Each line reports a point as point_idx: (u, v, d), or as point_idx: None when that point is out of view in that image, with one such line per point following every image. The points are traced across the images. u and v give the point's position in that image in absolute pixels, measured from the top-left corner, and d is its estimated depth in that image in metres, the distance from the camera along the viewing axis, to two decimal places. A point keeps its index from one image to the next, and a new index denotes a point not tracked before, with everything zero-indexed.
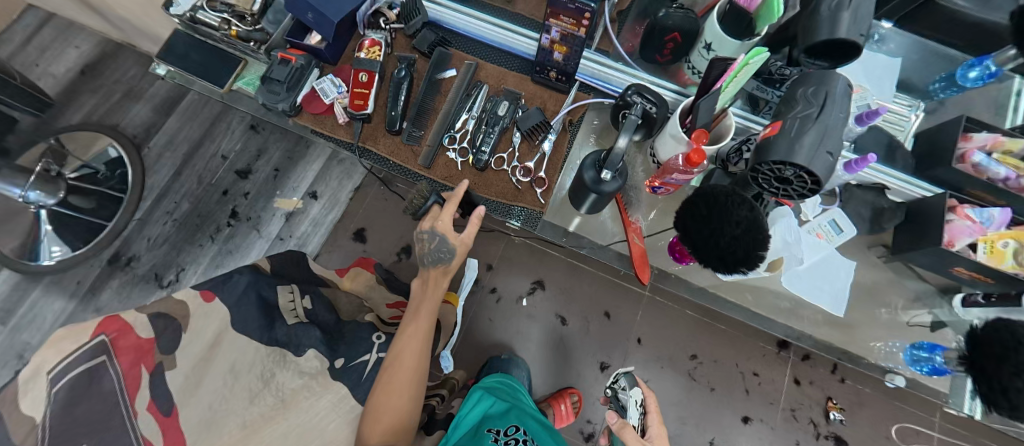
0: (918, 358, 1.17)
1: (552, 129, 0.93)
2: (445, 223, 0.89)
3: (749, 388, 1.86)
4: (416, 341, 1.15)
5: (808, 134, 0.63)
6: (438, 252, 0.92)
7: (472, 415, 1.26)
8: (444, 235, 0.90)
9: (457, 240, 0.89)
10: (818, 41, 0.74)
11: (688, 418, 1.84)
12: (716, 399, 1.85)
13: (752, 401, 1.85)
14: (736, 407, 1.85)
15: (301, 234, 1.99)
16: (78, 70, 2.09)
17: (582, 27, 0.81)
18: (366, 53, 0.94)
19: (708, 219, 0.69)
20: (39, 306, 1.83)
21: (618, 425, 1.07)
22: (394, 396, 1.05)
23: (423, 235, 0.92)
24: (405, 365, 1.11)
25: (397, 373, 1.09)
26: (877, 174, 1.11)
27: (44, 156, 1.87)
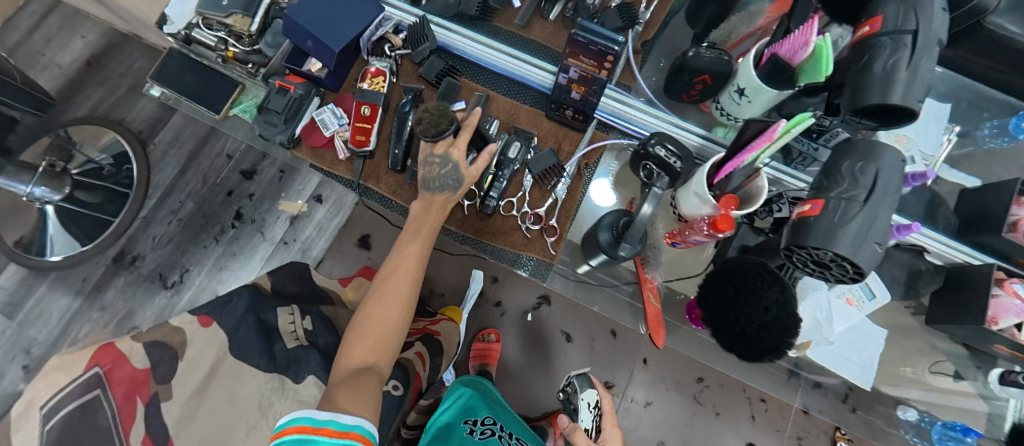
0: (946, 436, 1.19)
1: (566, 173, 0.86)
2: (461, 148, 0.82)
3: (755, 414, 1.81)
4: (406, 270, 1.08)
5: (853, 221, 0.57)
6: (446, 178, 0.82)
7: (441, 417, 1.26)
8: (456, 161, 0.81)
9: (470, 170, 0.80)
10: (867, 105, 0.65)
11: (691, 440, 1.81)
12: (720, 424, 1.81)
13: (757, 427, 1.80)
14: (740, 432, 1.80)
15: (305, 238, 1.94)
16: (83, 60, 2.00)
17: (603, 69, 0.77)
18: (369, 83, 0.87)
19: (735, 301, 0.63)
20: (45, 302, 1.84)
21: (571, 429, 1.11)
22: (380, 322, 1.00)
23: (432, 160, 0.83)
24: (394, 292, 1.04)
25: (385, 300, 1.03)
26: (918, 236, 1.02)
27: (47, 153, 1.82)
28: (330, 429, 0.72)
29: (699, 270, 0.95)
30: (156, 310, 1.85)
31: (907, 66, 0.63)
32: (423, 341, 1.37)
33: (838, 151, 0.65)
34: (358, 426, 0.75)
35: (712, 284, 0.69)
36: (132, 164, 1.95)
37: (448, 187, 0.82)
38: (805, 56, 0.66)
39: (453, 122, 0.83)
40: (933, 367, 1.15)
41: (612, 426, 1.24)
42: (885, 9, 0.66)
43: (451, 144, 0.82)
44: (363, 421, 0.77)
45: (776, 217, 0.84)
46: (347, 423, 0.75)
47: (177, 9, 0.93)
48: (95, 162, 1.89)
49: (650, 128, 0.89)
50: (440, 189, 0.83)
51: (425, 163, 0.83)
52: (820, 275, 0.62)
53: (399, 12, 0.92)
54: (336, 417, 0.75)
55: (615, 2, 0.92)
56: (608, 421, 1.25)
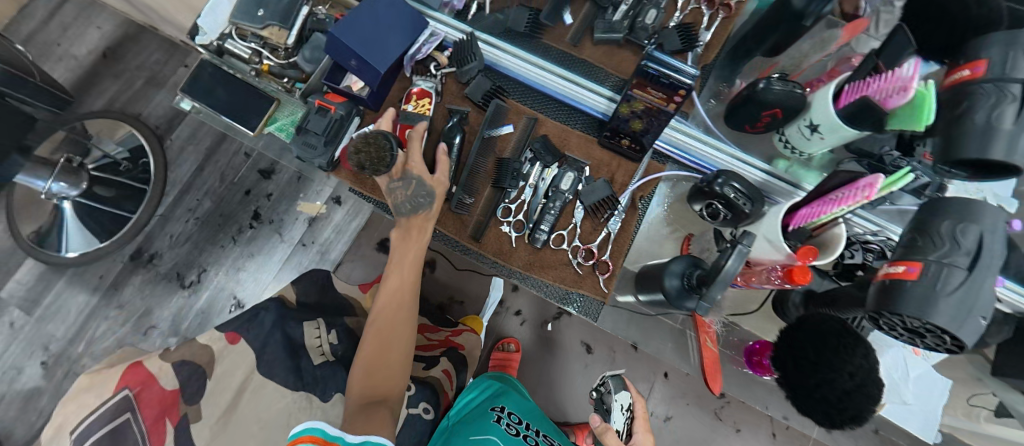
0: None
1: (620, 207, 0.82)
2: (419, 167, 0.81)
3: (777, 431, 1.67)
4: (402, 285, 0.97)
5: (957, 291, 0.53)
6: (417, 197, 0.81)
7: (466, 403, 1.22)
8: (418, 177, 0.80)
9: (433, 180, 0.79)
10: (963, 158, 0.60)
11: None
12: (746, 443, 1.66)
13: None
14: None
15: (324, 241, 1.72)
16: (100, 51, 1.77)
17: (672, 103, 0.69)
18: (414, 106, 0.84)
19: (816, 366, 0.59)
20: (63, 298, 1.60)
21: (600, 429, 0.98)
22: (384, 344, 0.90)
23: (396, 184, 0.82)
24: (392, 312, 0.94)
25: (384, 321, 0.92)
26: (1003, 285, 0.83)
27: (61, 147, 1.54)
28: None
29: (755, 307, 0.85)
30: (174, 312, 1.64)
31: (1014, 119, 0.56)
32: (448, 356, 1.28)
33: (927, 209, 0.61)
34: (367, 441, 0.70)
35: (785, 342, 0.65)
36: (150, 160, 1.69)
37: (420, 206, 0.81)
38: (903, 102, 0.61)
39: (393, 140, 0.80)
40: (970, 401, 0.93)
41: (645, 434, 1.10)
42: (989, 52, 0.59)
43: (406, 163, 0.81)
44: (375, 436, 0.71)
45: (843, 262, 0.77)
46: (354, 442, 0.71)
47: (209, 19, 0.88)
48: (111, 156, 1.62)
49: (710, 161, 0.85)
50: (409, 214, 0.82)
51: (390, 190, 0.83)
52: (910, 339, 0.58)
53: (445, 27, 0.87)
54: (344, 435, 0.71)
55: (673, 22, 0.88)
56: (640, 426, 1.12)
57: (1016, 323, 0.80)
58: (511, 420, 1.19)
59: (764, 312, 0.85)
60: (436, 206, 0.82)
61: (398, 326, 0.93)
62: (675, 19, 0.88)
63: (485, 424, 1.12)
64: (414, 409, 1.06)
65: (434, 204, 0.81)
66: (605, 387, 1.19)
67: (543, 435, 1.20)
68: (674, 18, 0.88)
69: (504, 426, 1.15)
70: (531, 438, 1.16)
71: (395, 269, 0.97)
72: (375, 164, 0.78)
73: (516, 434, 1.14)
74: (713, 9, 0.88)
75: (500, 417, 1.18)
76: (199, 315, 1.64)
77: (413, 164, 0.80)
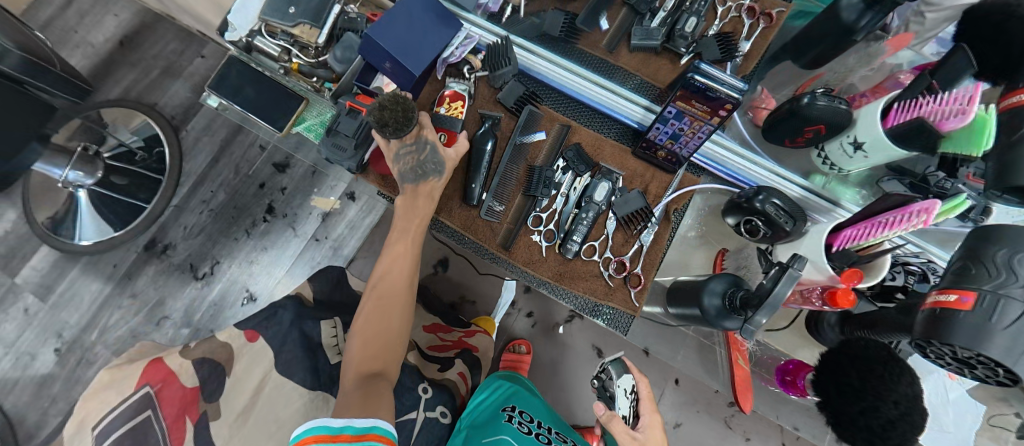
0: None
1: (653, 219, 0.81)
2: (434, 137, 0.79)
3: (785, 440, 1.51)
4: (401, 262, 0.87)
5: (1015, 323, 0.51)
6: (426, 163, 0.79)
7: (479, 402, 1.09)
8: (432, 143, 0.78)
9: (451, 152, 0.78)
10: (1019, 185, 0.58)
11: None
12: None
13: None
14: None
15: (337, 237, 1.62)
16: (116, 39, 1.67)
17: (717, 116, 0.68)
18: (446, 108, 0.82)
19: (860, 394, 0.58)
20: (76, 286, 1.51)
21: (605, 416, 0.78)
22: (383, 324, 0.82)
23: (406, 150, 0.78)
24: (391, 290, 0.85)
25: (382, 299, 0.84)
26: None
27: (76, 134, 1.49)
28: (347, 437, 0.60)
29: (786, 323, 0.86)
30: (187, 304, 1.55)
31: None
32: (463, 358, 1.24)
33: (977, 237, 0.59)
34: (375, 428, 0.62)
35: (826, 368, 0.64)
36: (165, 149, 1.60)
37: (430, 172, 0.79)
38: (960, 125, 0.60)
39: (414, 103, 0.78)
40: (990, 420, 0.87)
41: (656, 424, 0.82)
42: None
43: (419, 130, 0.79)
44: (381, 422, 0.64)
45: (882, 284, 0.75)
46: (361, 428, 0.63)
47: (240, 16, 0.87)
48: (127, 145, 1.55)
49: (748, 175, 0.83)
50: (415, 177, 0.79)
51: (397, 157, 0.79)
52: (958, 369, 0.57)
53: (479, 29, 0.86)
54: (350, 422, 0.63)
55: (712, 30, 0.85)
56: (648, 410, 0.84)
57: None
58: (524, 418, 1.07)
59: (795, 328, 0.85)
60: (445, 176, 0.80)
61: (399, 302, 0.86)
62: (714, 28, 0.86)
63: (495, 427, 1.00)
64: (431, 413, 1.03)
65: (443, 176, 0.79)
66: (607, 374, 0.88)
67: (557, 432, 1.09)
68: (714, 27, 0.86)
69: (518, 425, 1.03)
70: (547, 437, 1.04)
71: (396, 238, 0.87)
72: (399, 123, 0.74)
73: (528, 432, 1.02)
74: (753, 19, 0.85)
75: (512, 415, 1.06)
76: (212, 307, 1.55)
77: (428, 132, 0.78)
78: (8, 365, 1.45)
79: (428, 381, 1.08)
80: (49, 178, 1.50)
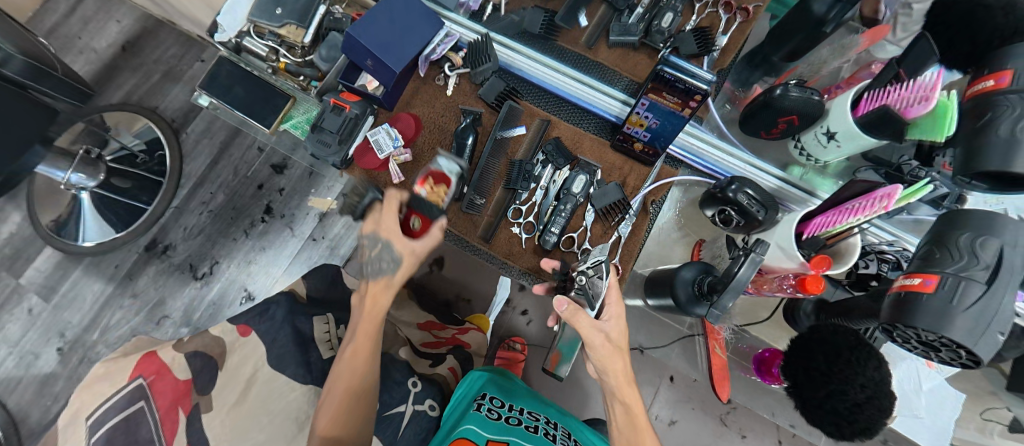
0: None
1: (631, 211, 0.82)
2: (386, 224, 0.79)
3: (782, 437, 1.25)
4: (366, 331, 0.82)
5: (972, 308, 0.52)
6: (381, 257, 0.80)
7: (457, 408, 1.00)
8: (388, 242, 0.79)
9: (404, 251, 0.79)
10: (986, 169, 0.59)
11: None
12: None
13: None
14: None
15: (334, 236, 1.60)
16: (119, 44, 1.69)
17: (688, 108, 0.69)
18: (428, 192, 0.79)
19: (826, 378, 0.59)
20: (79, 287, 1.54)
21: (569, 314, 0.69)
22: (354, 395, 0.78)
23: (368, 241, 0.80)
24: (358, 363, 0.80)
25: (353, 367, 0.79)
26: None
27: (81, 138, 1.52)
28: None
29: (767, 314, 0.86)
30: (186, 304, 1.56)
31: None
32: (455, 353, 1.17)
33: (944, 222, 0.60)
34: None
35: (796, 355, 0.65)
36: (165, 152, 1.61)
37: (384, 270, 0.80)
38: (924, 112, 0.61)
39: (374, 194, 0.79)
40: (983, 414, 0.91)
41: (621, 315, 0.74)
42: (1015, 62, 0.58)
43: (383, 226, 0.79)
44: None
45: (857, 272, 0.77)
46: None
47: (229, 17, 0.90)
48: (128, 148, 1.57)
49: (723, 167, 0.85)
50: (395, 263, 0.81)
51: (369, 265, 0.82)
52: (924, 353, 0.58)
53: (460, 28, 0.88)
54: None
55: (689, 26, 0.87)
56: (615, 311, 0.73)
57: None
58: (494, 405, 1.01)
59: (775, 319, 0.86)
60: (399, 272, 0.81)
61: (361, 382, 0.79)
62: (691, 23, 0.87)
63: (470, 419, 0.95)
64: (420, 406, 0.99)
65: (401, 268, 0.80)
66: (594, 271, 0.73)
67: (531, 412, 1.03)
68: (690, 23, 0.87)
69: (486, 412, 0.98)
70: (519, 418, 0.99)
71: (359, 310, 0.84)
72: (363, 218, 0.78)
73: (498, 418, 0.97)
74: (730, 13, 0.86)
75: (482, 403, 1.01)
76: (211, 307, 1.56)
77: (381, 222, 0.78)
78: (12, 364, 1.48)
79: (418, 375, 1.04)
80: (53, 181, 1.54)
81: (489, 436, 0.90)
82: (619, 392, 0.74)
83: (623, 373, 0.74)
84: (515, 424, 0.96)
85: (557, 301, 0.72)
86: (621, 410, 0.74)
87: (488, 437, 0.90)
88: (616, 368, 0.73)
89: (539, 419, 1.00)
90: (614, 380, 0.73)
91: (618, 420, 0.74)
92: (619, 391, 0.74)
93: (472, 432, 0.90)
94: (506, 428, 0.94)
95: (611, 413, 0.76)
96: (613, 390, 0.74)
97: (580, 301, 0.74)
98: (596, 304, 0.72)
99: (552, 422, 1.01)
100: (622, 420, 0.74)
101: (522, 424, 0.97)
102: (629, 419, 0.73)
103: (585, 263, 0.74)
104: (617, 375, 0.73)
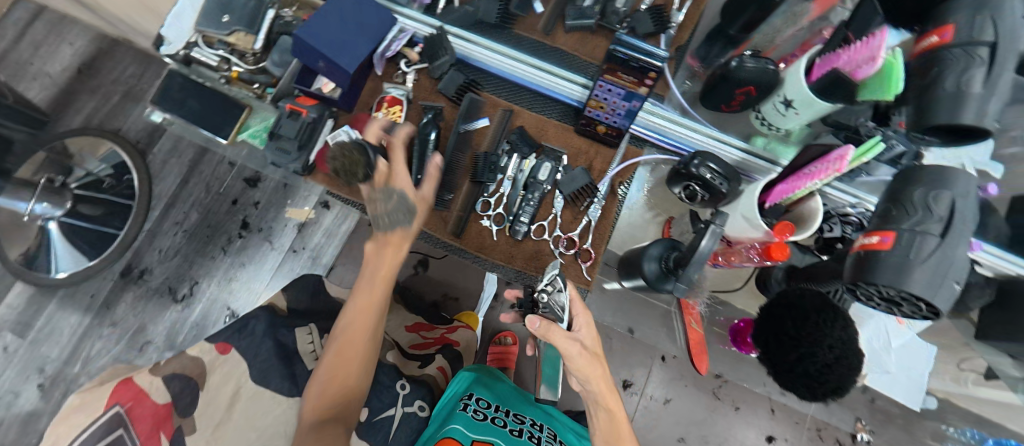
0: None
1: (599, 194, 0.82)
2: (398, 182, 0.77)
3: (774, 406, 1.26)
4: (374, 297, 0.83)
5: (929, 261, 0.53)
6: (394, 212, 0.78)
7: (442, 411, 0.99)
8: (401, 190, 0.77)
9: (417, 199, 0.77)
10: (935, 123, 0.60)
11: (711, 436, 1.26)
12: (740, 423, 1.26)
13: (779, 423, 1.26)
14: (759, 425, 1.26)
15: (314, 246, 1.57)
16: (73, 67, 1.59)
17: (644, 86, 0.70)
18: (384, 113, 0.84)
19: (796, 342, 0.59)
20: (55, 320, 1.49)
21: (544, 331, 0.71)
22: (349, 360, 0.80)
23: (378, 195, 0.78)
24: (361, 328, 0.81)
25: (355, 333, 0.81)
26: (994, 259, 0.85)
27: (41, 167, 1.44)
28: None
29: (741, 284, 0.88)
30: (168, 328, 1.51)
31: (983, 83, 0.57)
32: (444, 353, 1.16)
33: (900, 179, 0.61)
34: None
35: (767, 326, 0.65)
36: (132, 175, 1.54)
37: (398, 222, 0.78)
38: (871, 72, 0.62)
39: (371, 149, 0.77)
40: (961, 365, 0.97)
41: (587, 321, 0.78)
42: (955, 17, 0.60)
43: (391, 175, 0.78)
44: None
45: (823, 236, 0.78)
46: None
47: (174, 28, 0.87)
48: (94, 174, 1.50)
49: (686, 142, 0.85)
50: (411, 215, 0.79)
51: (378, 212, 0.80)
52: (888, 309, 0.59)
53: (414, 22, 0.86)
54: None
55: (645, 4, 0.86)
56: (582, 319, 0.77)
57: (993, 287, 0.82)
58: (479, 405, 1.01)
59: (749, 288, 0.88)
60: (415, 222, 0.79)
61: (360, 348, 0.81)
62: (647, 2, 0.86)
63: (455, 420, 0.94)
64: (408, 409, 0.96)
65: (415, 220, 0.78)
66: (553, 286, 0.75)
67: (516, 415, 1.03)
68: (646, 1, 0.86)
69: (471, 413, 0.97)
70: (503, 420, 0.99)
71: (372, 270, 0.84)
72: (350, 170, 0.75)
73: (483, 419, 0.97)
74: None
75: (467, 403, 1.00)
76: (194, 328, 1.51)
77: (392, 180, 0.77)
78: None
79: (406, 378, 1.02)
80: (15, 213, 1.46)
81: (474, 436, 0.90)
82: (600, 397, 0.76)
83: (604, 379, 0.76)
84: (500, 426, 0.96)
85: (530, 319, 0.73)
86: (601, 412, 0.76)
87: (473, 437, 0.90)
88: (597, 375, 0.75)
89: (524, 422, 1.00)
90: (598, 384, 0.75)
91: (601, 426, 0.76)
92: (601, 397, 0.76)
93: (457, 431, 0.90)
94: (491, 429, 0.94)
95: (592, 419, 0.77)
96: (596, 395, 0.76)
97: (551, 317, 0.75)
98: (565, 315, 0.74)
99: (537, 424, 1.01)
100: (604, 425, 0.76)
101: (507, 427, 0.97)
102: (610, 419, 0.75)
103: (544, 281, 0.75)
104: (598, 380, 0.75)
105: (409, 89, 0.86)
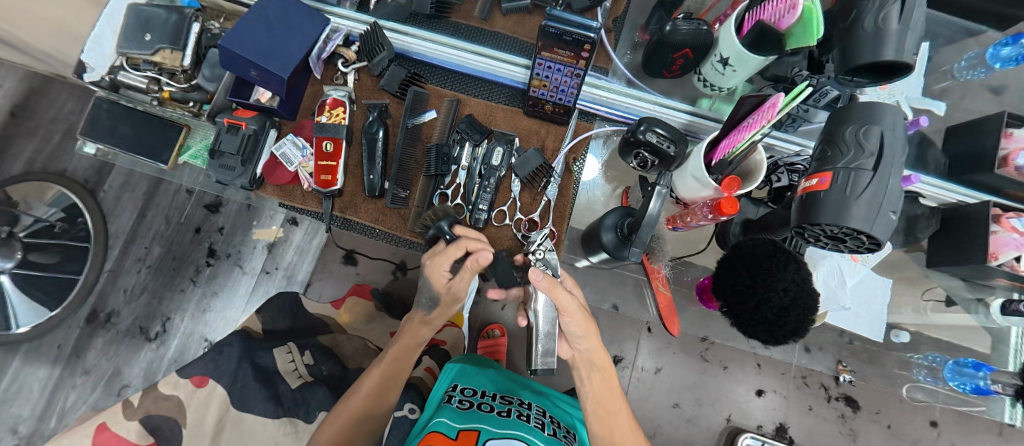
0: (960, 374, 1.00)
1: (554, 173, 0.84)
2: (436, 269, 0.76)
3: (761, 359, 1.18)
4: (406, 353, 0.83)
5: (867, 191, 0.55)
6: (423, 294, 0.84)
7: (425, 415, 0.91)
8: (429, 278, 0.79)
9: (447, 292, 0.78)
10: (860, 64, 0.62)
11: (705, 398, 1.19)
12: (731, 382, 1.18)
13: (767, 377, 1.18)
14: (748, 381, 1.18)
15: (288, 264, 1.35)
16: (4, 110, 1.36)
17: (581, 59, 0.69)
18: (327, 117, 0.82)
19: (752, 289, 0.61)
20: (22, 377, 1.28)
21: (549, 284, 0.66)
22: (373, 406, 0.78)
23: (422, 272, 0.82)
24: (391, 377, 0.81)
25: (384, 382, 0.80)
26: (932, 189, 0.89)
27: None
28: None
29: (704, 245, 0.91)
30: (145, 369, 1.30)
31: (899, 19, 0.59)
32: (431, 353, 1.14)
33: (834, 120, 0.62)
34: None
35: (722, 277, 0.67)
36: (86, 217, 1.32)
37: (422, 305, 0.84)
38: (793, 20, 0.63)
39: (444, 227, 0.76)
40: (925, 295, 0.99)
41: (575, 286, 0.79)
42: None
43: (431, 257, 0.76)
44: None
45: (775, 187, 0.81)
46: None
47: (94, 54, 0.82)
48: (45, 219, 1.29)
49: (633, 111, 0.86)
50: (435, 306, 0.84)
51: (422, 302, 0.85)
52: (835, 246, 0.62)
53: (348, 21, 0.85)
54: None
55: None
56: (571, 285, 0.78)
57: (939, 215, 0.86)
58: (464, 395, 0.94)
59: (712, 248, 0.91)
60: (437, 312, 0.83)
61: (384, 398, 0.80)
62: None
63: (441, 414, 0.88)
64: (399, 412, 0.96)
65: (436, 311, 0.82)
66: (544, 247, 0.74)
67: (502, 397, 0.97)
68: None
69: (456, 403, 0.91)
70: (490, 404, 0.92)
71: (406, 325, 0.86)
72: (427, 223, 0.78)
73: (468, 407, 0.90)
74: None
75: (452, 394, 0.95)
76: (173, 365, 1.30)
77: (433, 263, 0.74)
78: None
79: None
80: None
81: (460, 426, 0.82)
82: (594, 357, 0.77)
83: (595, 338, 0.76)
84: (486, 410, 0.89)
85: (531, 273, 0.68)
86: (593, 376, 0.76)
87: (458, 427, 0.82)
88: (591, 334, 0.75)
89: (511, 403, 0.94)
90: (592, 342, 0.76)
91: (595, 389, 0.76)
92: (595, 356, 0.77)
93: (442, 425, 0.82)
94: (478, 415, 0.86)
95: (586, 382, 0.77)
96: (588, 354, 0.76)
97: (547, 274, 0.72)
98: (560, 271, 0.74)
99: (525, 404, 0.95)
100: (598, 386, 0.76)
101: (493, 410, 0.89)
102: (603, 379, 0.76)
103: (535, 245, 0.74)
104: (591, 337, 0.75)
105: (349, 89, 0.84)
